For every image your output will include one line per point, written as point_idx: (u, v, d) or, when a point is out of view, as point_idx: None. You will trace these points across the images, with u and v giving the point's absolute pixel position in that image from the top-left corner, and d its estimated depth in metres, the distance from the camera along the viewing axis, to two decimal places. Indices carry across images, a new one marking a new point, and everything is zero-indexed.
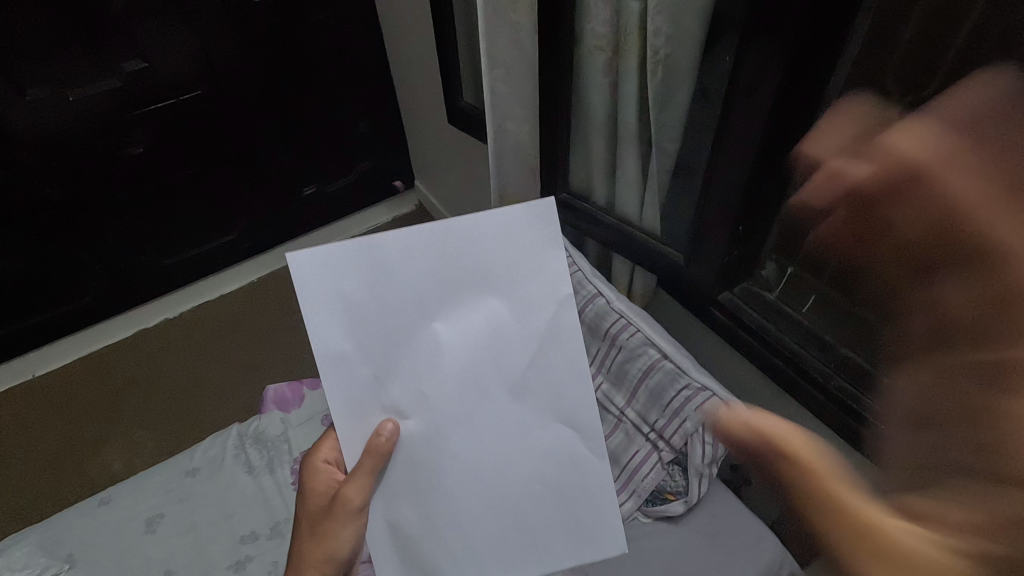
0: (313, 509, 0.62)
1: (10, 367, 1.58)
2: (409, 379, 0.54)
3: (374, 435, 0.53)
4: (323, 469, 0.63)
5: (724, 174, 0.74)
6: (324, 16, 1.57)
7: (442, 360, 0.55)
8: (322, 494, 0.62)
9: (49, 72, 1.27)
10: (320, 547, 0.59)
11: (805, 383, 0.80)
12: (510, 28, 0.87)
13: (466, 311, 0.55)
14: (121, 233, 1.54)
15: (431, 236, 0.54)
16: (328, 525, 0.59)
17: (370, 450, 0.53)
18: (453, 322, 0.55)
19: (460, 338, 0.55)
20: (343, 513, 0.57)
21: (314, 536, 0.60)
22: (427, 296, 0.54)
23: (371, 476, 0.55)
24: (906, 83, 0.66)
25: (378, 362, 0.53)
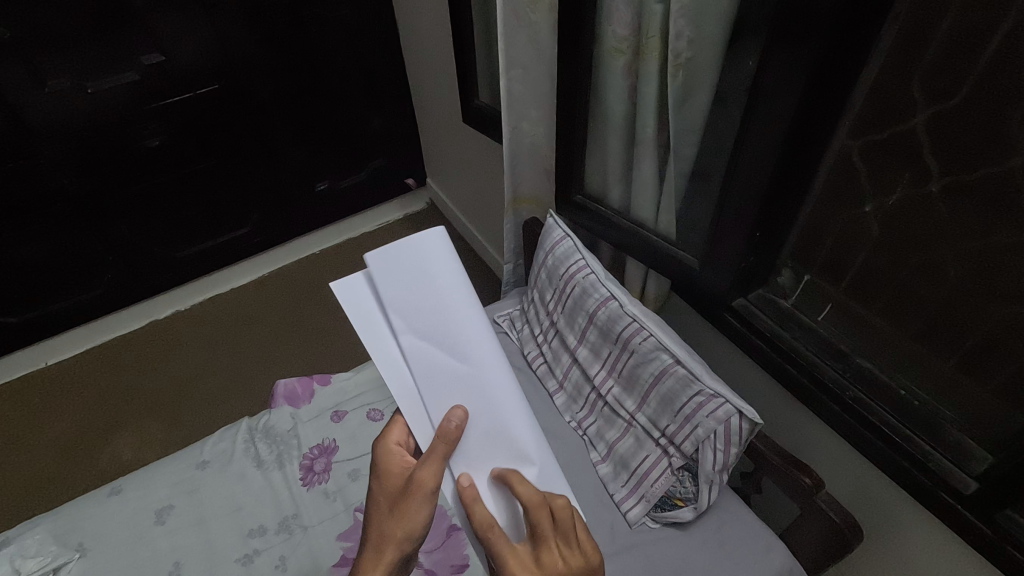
0: (385, 494, 0.55)
1: (25, 354, 1.60)
2: (449, 381, 0.57)
3: (444, 421, 0.54)
4: (396, 451, 0.57)
5: (743, 180, 0.73)
6: (341, 13, 1.57)
7: (466, 364, 0.58)
8: (399, 476, 0.55)
9: (69, 63, 1.28)
10: (393, 530, 0.52)
11: (820, 396, 0.77)
12: (529, 29, 0.89)
13: (468, 319, 0.59)
14: (136, 224, 1.55)
15: (405, 258, 0.57)
16: (411, 504, 0.52)
17: (441, 435, 0.53)
18: (464, 329, 0.59)
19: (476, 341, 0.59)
20: (418, 492, 0.52)
21: (384, 521, 0.53)
22: (433, 311, 0.57)
23: (445, 452, 0.53)
24: (934, 91, 0.65)
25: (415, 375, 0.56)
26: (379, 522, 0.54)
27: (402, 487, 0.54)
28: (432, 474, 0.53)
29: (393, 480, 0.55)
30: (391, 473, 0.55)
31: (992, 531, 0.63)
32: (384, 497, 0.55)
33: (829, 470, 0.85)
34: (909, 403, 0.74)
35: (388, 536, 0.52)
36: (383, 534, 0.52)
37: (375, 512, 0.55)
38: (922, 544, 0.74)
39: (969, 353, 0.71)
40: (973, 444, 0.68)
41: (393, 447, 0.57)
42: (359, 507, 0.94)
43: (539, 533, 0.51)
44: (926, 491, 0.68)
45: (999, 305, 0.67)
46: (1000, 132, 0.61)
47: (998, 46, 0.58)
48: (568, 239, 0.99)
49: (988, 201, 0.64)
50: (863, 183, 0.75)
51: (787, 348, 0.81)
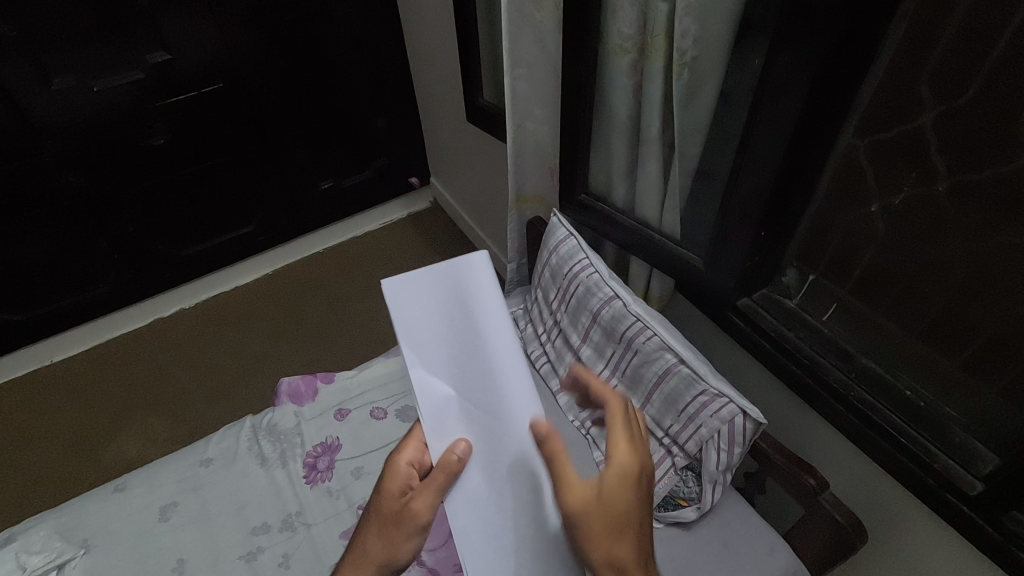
0: (381, 507, 0.60)
1: (29, 351, 1.61)
2: (460, 410, 0.57)
3: (447, 451, 0.55)
4: (405, 470, 0.60)
5: (749, 179, 0.72)
6: (345, 12, 1.57)
7: (479, 396, 0.58)
8: (398, 497, 0.60)
9: (74, 62, 1.29)
10: (378, 547, 0.59)
11: (825, 396, 0.77)
12: (534, 27, 0.90)
13: (487, 351, 0.59)
14: (140, 222, 1.56)
15: (431, 281, 0.61)
16: (399, 533, 0.58)
17: (442, 466, 0.55)
18: (481, 359, 0.59)
19: (494, 373, 0.58)
20: (407, 523, 0.58)
21: (371, 537, 0.60)
22: (449, 339, 0.59)
23: (440, 488, 0.55)
24: (942, 90, 0.65)
25: (427, 400, 0.57)
26: (370, 531, 0.60)
27: (397, 512, 0.59)
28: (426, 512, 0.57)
29: (392, 501, 0.59)
30: (392, 490, 0.60)
31: (999, 534, 0.62)
32: (380, 510, 0.61)
33: (833, 471, 0.85)
34: (915, 404, 0.73)
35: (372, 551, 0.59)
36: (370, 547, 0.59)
37: (371, 519, 0.61)
38: (926, 545, 0.74)
39: (975, 354, 0.71)
40: (979, 446, 0.68)
41: (402, 466, 0.60)
42: (362, 504, 0.94)
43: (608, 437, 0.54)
44: (932, 493, 0.67)
45: (1006, 305, 0.66)
46: (1008, 132, 0.60)
47: (1006, 45, 0.58)
48: (571, 238, 0.99)
49: (995, 201, 0.64)
50: (869, 183, 0.75)
51: (791, 348, 0.81)
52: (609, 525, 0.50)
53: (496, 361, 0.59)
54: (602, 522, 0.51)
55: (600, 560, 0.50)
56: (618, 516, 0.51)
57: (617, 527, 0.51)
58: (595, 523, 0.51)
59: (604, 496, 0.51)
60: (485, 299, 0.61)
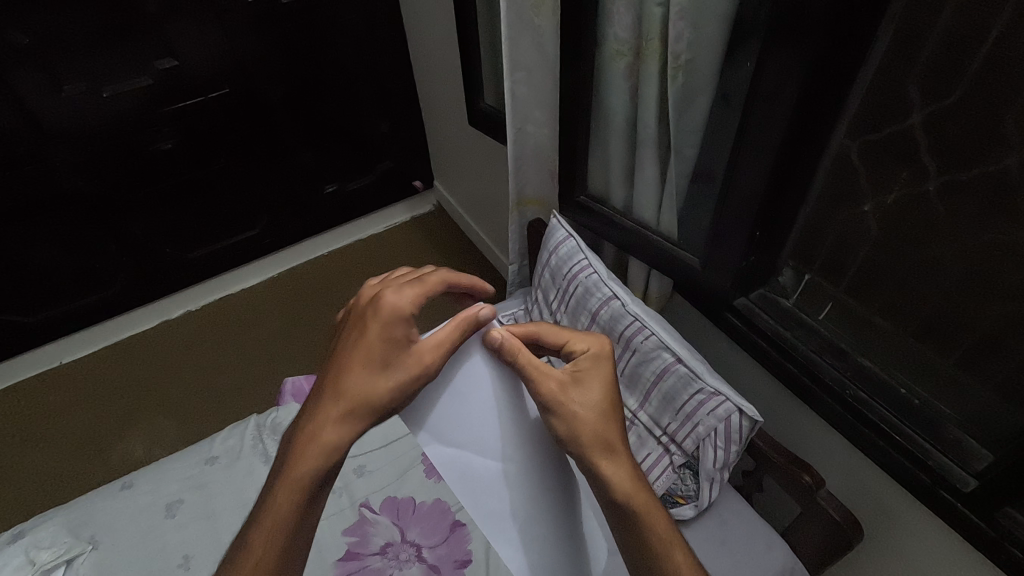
0: (376, 348, 0.57)
1: (39, 353, 1.63)
2: (480, 462, 0.59)
3: (472, 317, 0.58)
4: (404, 313, 0.58)
5: (742, 179, 0.73)
6: (349, 18, 1.59)
7: (491, 443, 0.59)
8: (403, 342, 0.57)
9: (85, 68, 1.32)
10: (365, 393, 0.56)
11: (820, 393, 0.78)
12: (532, 32, 0.91)
13: (498, 410, 0.60)
14: (148, 225, 1.58)
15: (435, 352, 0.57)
16: (408, 378, 0.56)
17: (468, 324, 0.58)
18: (487, 415, 0.59)
19: (501, 423, 0.60)
20: (419, 369, 0.56)
21: (369, 384, 0.56)
22: (451, 399, 0.58)
23: (460, 336, 0.58)
24: (930, 91, 0.66)
25: (448, 459, 0.58)
26: (353, 372, 0.56)
27: (405, 357, 0.56)
28: (434, 362, 0.56)
29: (396, 345, 0.57)
30: (392, 329, 0.57)
31: (992, 529, 0.63)
32: (368, 347, 0.57)
33: (829, 469, 0.86)
34: (908, 402, 0.74)
35: (356, 392, 0.56)
36: (353, 390, 0.56)
37: (353, 357, 0.57)
38: (921, 540, 0.75)
39: (968, 352, 0.72)
40: (973, 443, 0.69)
41: (402, 309, 0.58)
42: (364, 502, 0.92)
43: (575, 351, 0.63)
44: (926, 489, 0.68)
45: (997, 304, 0.67)
46: (994, 133, 0.62)
47: (991, 47, 0.59)
48: (571, 239, 1.00)
49: (983, 201, 0.65)
50: (862, 182, 0.76)
51: (787, 347, 0.82)
52: (590, 408, 0.58)
53: (502, 411, 0.60)
54: (582, 406, 0.58)
55: (589, 440, 0.57)
56: (599, 399, 0.59)
57: (597, 406, 0.59)
58: (577, 405, 0.58)
59: (580, 379, 0.60)
60: (476, 336, 0.59)
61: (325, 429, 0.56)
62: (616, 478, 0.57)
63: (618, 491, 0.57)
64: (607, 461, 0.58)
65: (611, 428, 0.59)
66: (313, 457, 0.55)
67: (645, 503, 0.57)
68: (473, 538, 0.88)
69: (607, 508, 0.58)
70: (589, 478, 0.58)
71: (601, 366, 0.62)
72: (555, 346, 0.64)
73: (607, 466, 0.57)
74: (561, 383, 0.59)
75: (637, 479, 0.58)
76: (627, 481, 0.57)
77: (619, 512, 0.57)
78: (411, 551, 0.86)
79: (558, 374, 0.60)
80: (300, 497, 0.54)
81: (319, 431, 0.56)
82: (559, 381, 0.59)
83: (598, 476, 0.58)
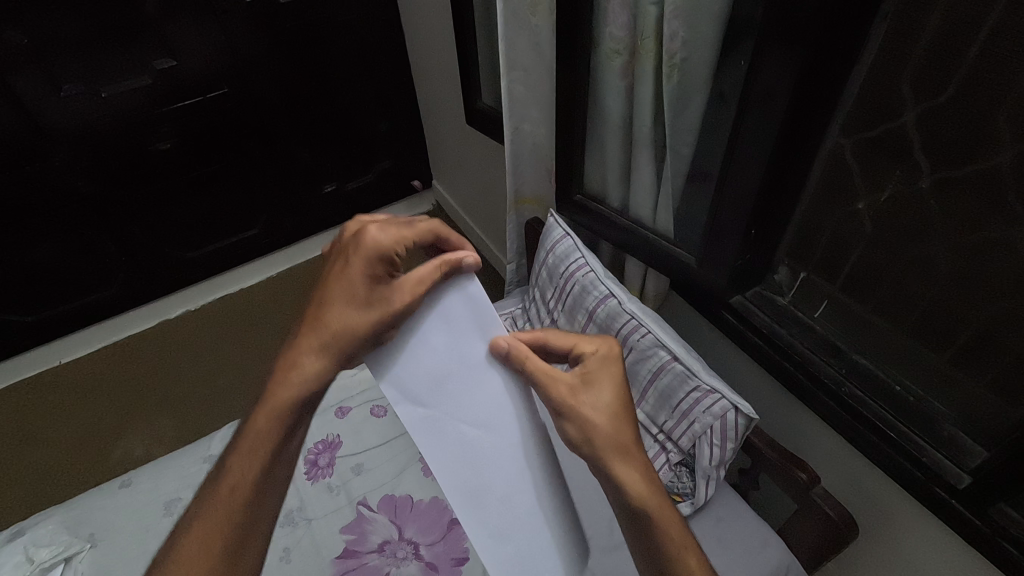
0: (351, 282, 0.56)
1: (40, 353, 1.64)
2: (457, 429, 0.54)
3: (452, 265, 0.54)
4: (383, 250, 0.56)
5: (737, 177, 0.74)
6: (347, 18, 1.60)
7: (470, 407, 0.54)
8: (377, 278, 0.55)
9: (83, 69, 1.32)
10: (342, 329, 0.55)
11: (815, 391, 0.78)
12: (529, 31, 0.92)
13: (478, 374, 0.55)
14: (147, 225, 1.59)
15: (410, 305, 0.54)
16: (372, 317, 0.53)
17: (447, 270, 0.54)
18: (466, 378, 0.54)
19: (482, 389, 0.55)
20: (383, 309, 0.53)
21: (340, 317, 0.56)
22: (421, 358, 0.54)
23: (436, 282, 0.54)
24: (923, 88, 0.66)
25: (422, 425, 0.53)
26: (333, 305, 0.56)
27: (375, 295, 0.54)
28: (405, 301, 0.53)
29: (370, 281, 0.55)
30: (374, 267, 0.56)
31: (986, 525, 0.63)
32: (348, 281, 0.56)
33: (825, 466, 0.86)
34: (903, 399, 0.74)
35: (334, 324, 0.56)
36: (332, 322, 0.56)
37: (333, 289, 0.57)
38: (916, 537, 0.75)
39: (962, 349, 0.72)
40: (968, 439, 0.69)
41: (381, 247, 0.55)
42: (363, 500, 0.93)
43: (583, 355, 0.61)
44: (920, 486, 0.68)
45: (991, 302, 0.67)
46: (987, 130, 0.62)
47: (982, 45, 0.59)
48: (568, 238, 1.01)
49: (976, 198, 0.65)
50: (856, 181, 0.76)
51: (783, 344, 0.82)
52: (601, 411, 0.58)
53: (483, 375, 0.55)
54: (594, 409, 0.58)
55: (604, 444, 0.57)
56: (610, 400, 0.59)
57: (608, 409, 0.58)
58: (590, 408, 0.58)
59: (589, 382, 0.59)
60: (456, 293, 0.55)
61: (303, 356, 0.57)
62: (627, 480, 0.57)
63: (632, 494, 0.57)
64: (621, 462, 0.57)
65: (624, 429, 0.58)
66: (297, 378, 0.57)
67: (658, 504, 0.57)
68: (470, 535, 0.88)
69: (619, 509, 0.58)
70: (602, 480, 0.58)
71: (609, 367, 0.61)
72: (563, 350, 0.62)
73: (620, 469, 0.57)
74: (572, 387, 0.58)
75: (648, 480, 0.58)
76: (640, 483, 0.57)
77: (634, 515, 0.57)
78: (408, 548, 0.86)
79: (569, 380, 0.58)
80: (284, 414, 0.57)
81: (300, 358, 0.57)
82: (568, 384, 0.58)
83: (611, 479, 0.57)
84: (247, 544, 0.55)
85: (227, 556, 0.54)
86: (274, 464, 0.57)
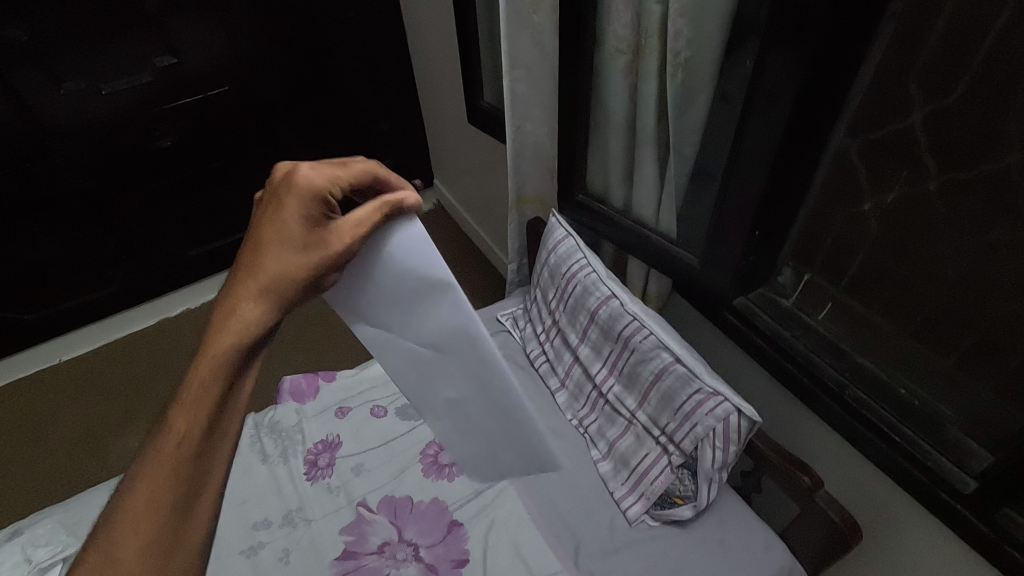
0: (276, 224, 0.44)
1: (41, 351, 1.64)
2: (423, 367, 0.48)
3: (393, 206, 0.44)
4: (314, 186, 0.44)
5: (741, 177, 0.73)
6: (349, 16, 1.59)
7: (432, 333, 0.46)
8: (309, 220, 0.44)
9: (83, 66, 1.32)
10: (273, 278, 0.44)
11: (821, 396, 0.76)
12: (532, 29, 0.91)
13: (440, 315, 0.46)
14: (148, 222, 1.58)
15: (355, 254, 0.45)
16: (312, 263, 0.43)
17: (387, 212, 0.44)
18: (425, 320, 0.46)
19: (445, 329, 0.46)
20: (323, 254, 0.43)
21: (267, 264, 0.44)
22: (375, 299, 0.46)
23: (377, 222, 0.44)
24: (931, 89, 0.66)
25: (390, 362, 0.48)
26: (257, 253, 0.44)
27: (310, 239, 0.44)
28: (348, 243, 0.43)
29: (302, 223, 0.44)
30: (308, 208, 0.44)
31: (992, 531, 0.62)
32: (277, 224, 0.44)
33: (827, 469, 0.85)
34: (908, 402, 0.73)
35: (265, 273, 0.44)
36: (260, 271, 0.44)
37: (259, 233, 0.44)
38: (921, 541, 0.74)
39: (968, 352, 0.72)
40: (972, 444, 0.68)
41: (311, 185, 0.44)
42: (362, 501, 0.92)
43: None
44: (926, 492, 0.67)
45: (998, 306, 0.67)
46: (996, 131, 0.62)
47: (992, 46, 0.59)
48: (570, 238, 1.00)
49: (984, 200, 0.65)
50: (862, 182, 0.75)
51: (786, 347, 0.80)
52: None
53: (444, 315, 0.46)
54: None
55: None
56: None
57: None
58: None
59: None
60: (400, 233, 0.45)
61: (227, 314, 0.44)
62: None
63: None
64: None
65: None
66: (227, 332, 0.42)
67: None
68: (471, 536, 0.87)
69: None
70: None
71: None
72: None
73: None
74: None
75: None
76: None
77: None
78: (408, 550, 0.85)
79: None
80: (223, 375, 0.41)
81: (224, 314, 0.43)
82: None
83: None
84: (184, 547, 0.39)
85: (160, 563, 0.37)
86: (223, 432, 0.41)
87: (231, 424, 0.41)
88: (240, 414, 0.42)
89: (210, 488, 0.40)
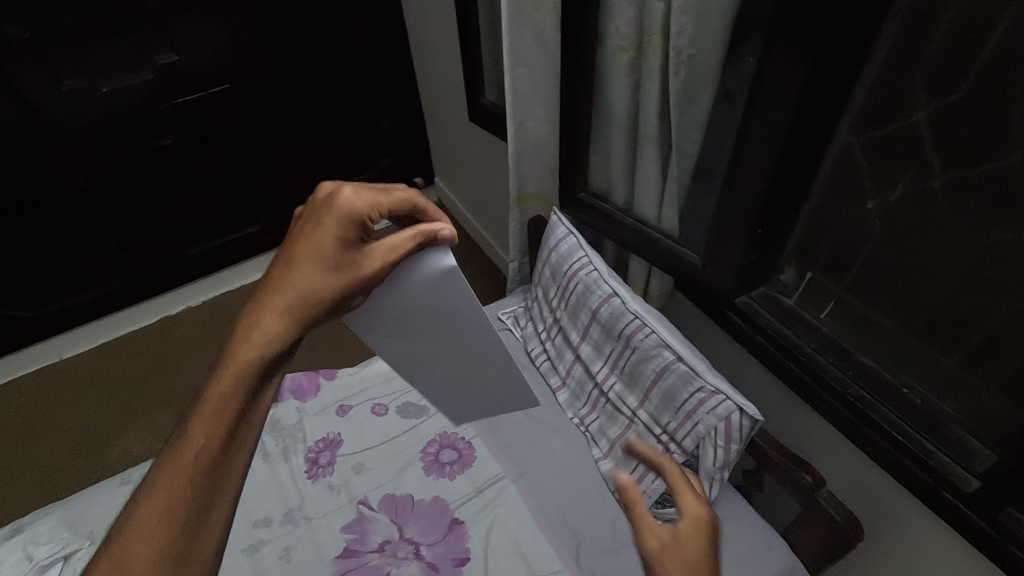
0: (314, 240, 0.46)
1: (42, 349, 1.64)
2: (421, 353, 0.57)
3: (429, 241, 0.47)
4: (357, 212, 0.45)
5: (743, 176, 0.73)
6: (350, 13, 1.59)
7: (433, 336, 0.54)
8: (346, 241, 0.46)
9: (83, 64, 1.32)
10: (302, 292, 0.46)
11: (823, 395, 0.76)
12: (534, 27, 0.91)
13: (447, 328, 0.54)
14: (148, 220, 1.58)
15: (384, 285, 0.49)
16: (343, 286, 0.46)
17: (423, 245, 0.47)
18: (433, 329, 0.53)
19: (450, 334, 0.54)
20: (355, 278, 0.46)
21: (298, 276, 0.46)
22: (391, 315, 0.51)
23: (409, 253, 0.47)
24: (936, 87, 0.65)
25: (393, 352, 0.56)
26: (291, 265, 0.46)
27: (344, 260, 0.46)
28: (378, 270, 0.46)
29: (339, 243, 0.46)
30: (346, 229, 0.46)
31: (997, 531, 0.62)
32: (315, 241, 0.46)
33: (829, 468, 0.85)
34: (911, 401, 0.73)
35: (297, 287, 0.46)
36: (293, 284, 0.46)
37: (297, 247, 0.46)
38: (923, 540, 0.74)
39: (972, 352, 0.71)
40: (975, 443, 0.67)
41: (355, 210, 0.45)
42: (363, 499, 0.92)
43: None
44: (930, 491, 0.67)
45: (1001, 305, 0.67)
46: (1001, 129, 0.61)
47: (996, 44, 0.59)
48: (571, 236, 1.00)
49: (988, 198, 0.65)
50: (865, 181, 0.75)
51: (789, 346, 0.80)
52: None
53: (453, 327, 0.53)
54: None
55: None
56: None
57: None
58: None
59: None
60: (432, 264, 0.48)
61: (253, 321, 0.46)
62: None
63: None
64: None
65: None
66: (249, 345, 0.45)
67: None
68: (472, 535, 0.86)
69: None
70: None
71: None
72: None
73: None
74: None
75: None
76: None
77: None
78: (410, 548, 0.85)
79: None
80: (248, 382, 0.45)
81: (250, 323, 0.46)
82: None
83: None
84: (193, 558, 0.41)
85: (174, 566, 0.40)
86: (236, 440, 0.44)
87: (244, 436, 0.45)
88: (253, 427, 0.46)
89: (221, 501, 0.43)
